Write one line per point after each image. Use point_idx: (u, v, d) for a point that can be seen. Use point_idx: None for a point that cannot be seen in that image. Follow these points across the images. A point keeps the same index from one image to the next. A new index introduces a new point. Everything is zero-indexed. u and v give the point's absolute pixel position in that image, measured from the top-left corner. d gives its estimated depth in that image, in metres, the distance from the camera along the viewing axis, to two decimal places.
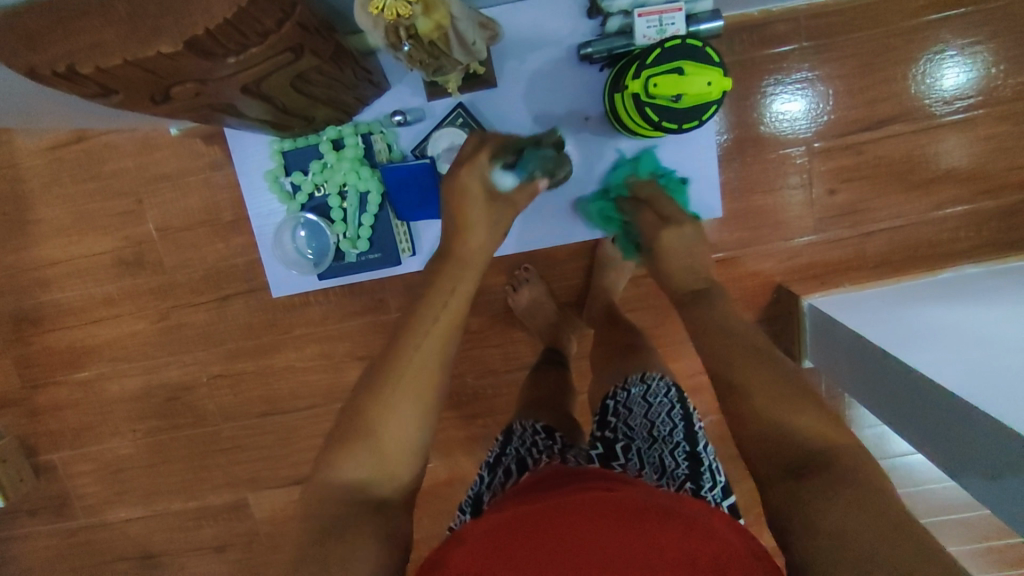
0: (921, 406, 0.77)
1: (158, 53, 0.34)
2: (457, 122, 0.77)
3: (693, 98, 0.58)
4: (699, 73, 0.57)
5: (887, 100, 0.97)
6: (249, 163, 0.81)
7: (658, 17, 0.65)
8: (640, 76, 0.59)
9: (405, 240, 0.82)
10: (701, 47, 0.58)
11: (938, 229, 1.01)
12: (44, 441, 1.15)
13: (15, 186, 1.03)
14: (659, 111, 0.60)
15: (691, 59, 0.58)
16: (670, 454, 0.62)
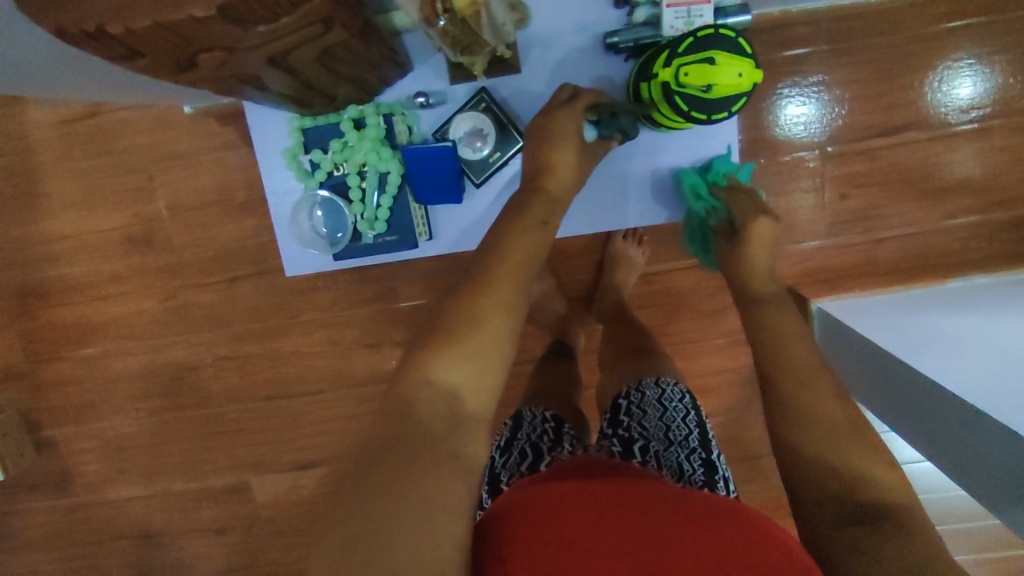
0: (930, 412, 0.77)
1: (191, 18, 0.30)
2: (479, 107, 0.76)
3: (725, 89, 0.57)
4: (732, 63, 0.56)
5: (902, 106, 0.96)
6: (268, 139, 0.80)
7: (687, 9, 0.64)
8: (671, 64, 0.58)
9: (422, 224, 0.82)
10: (734, 37, 0.57)
11: (949, 238, 1.00)
12: (46, 416, 1.14)
13: (27, 160, 1.02)
14: (689, 101, 0.59)
15: (723, 48, 0.57)
16: (684, 457, 0.61)
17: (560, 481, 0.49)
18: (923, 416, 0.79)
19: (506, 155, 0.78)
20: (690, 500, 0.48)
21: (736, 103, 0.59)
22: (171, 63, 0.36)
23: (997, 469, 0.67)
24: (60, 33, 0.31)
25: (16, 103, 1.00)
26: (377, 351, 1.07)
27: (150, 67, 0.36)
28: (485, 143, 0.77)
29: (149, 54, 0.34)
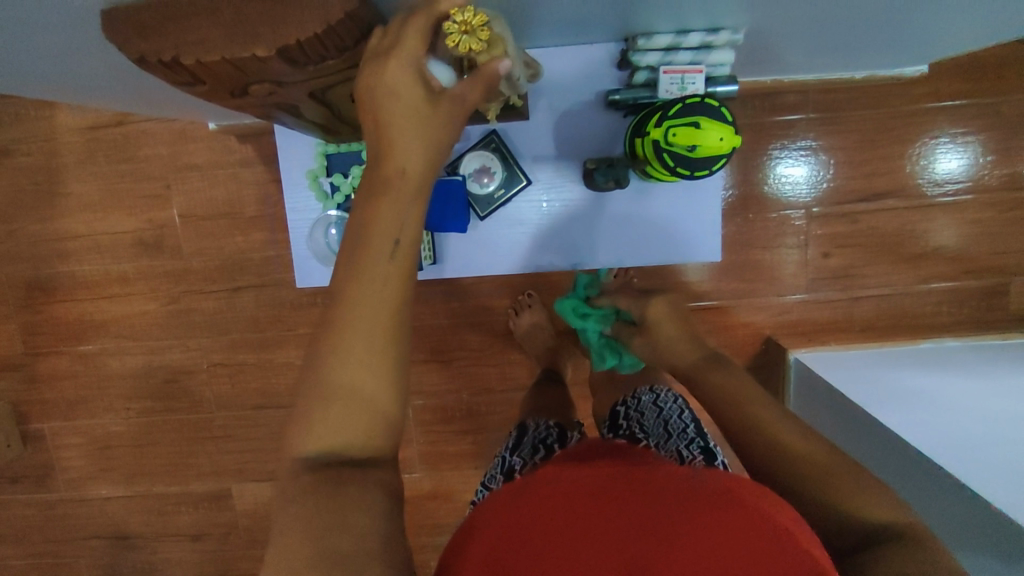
0: (903, 469, 0.80)
1: (254, 55, 0.35)
2: (489, 147, 0.82)
3: (707, 152, 0.59)
4: (714, 128, 0.57)
5: (882, 175, 1.03)
6: (292, 160, 0.85)
7: (681, 76, 0.61)
8: (661, 125, 0.60)
9: (428, 248, 0.86)
10: (718, 107, 0.59)
11: (921, 302, 1.06)
12: (37, 409, 1.16)
13: (51, 160, 1.07)
14: (675, 158, 0.61)
15: (709, 115, 0.58)
16: (685, 443, 0.65)
17: (542, 483, 0.47)
18: (895, 469, 0.81)
19: (508, 192, 0.84)
20: (683, 491, 0.42)
21: (717, 164, 0.60)
22: (226, 90, 0.41)
23: (974, 525, 0.71)
24: (139, 58, 0.36)
25: (47, 106, 1.05)
26: None
27: (207, 93, 0.41)
28: (491, 180, 0.83)
29: (209, 82, 0.39)
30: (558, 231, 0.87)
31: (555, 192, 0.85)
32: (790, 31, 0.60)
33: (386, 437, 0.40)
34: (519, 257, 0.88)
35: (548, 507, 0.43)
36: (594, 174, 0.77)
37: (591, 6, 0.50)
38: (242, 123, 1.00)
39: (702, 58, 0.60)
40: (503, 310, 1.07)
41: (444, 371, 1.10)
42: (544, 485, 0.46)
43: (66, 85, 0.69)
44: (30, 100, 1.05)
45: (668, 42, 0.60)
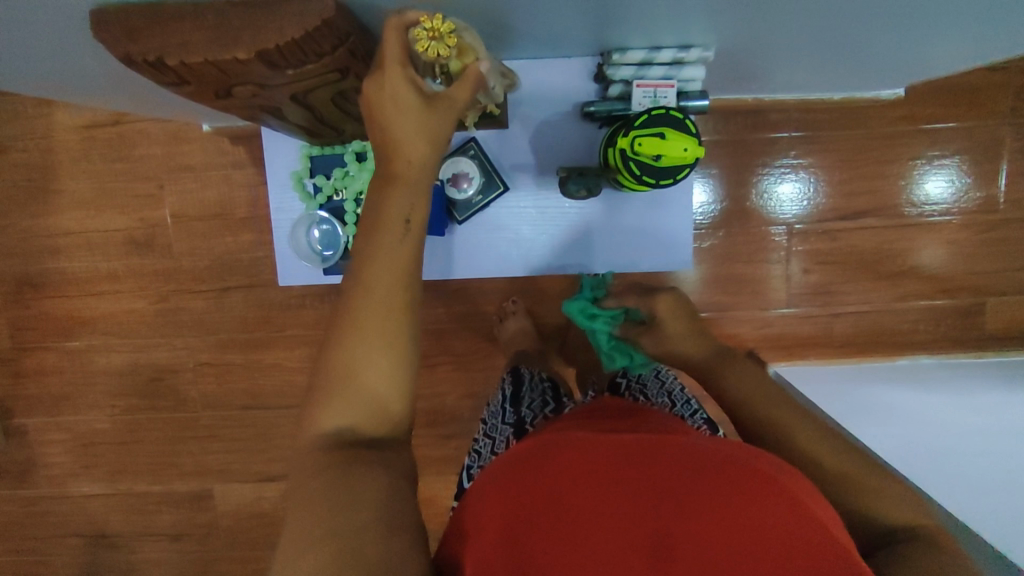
0: None
1: (235, 58, 0.37)
2: (469, 154, 0.83)
3: (671, 161, 0.61)
4: (678, 138, 0.59)
5: (861, 195, 1.05)
6: (277, 161, 0.87)
7: (654, 90, 0.63)
8: (627, 134, 0.62)
9: None
10: (682, 118, 0.61)
11: (899, 319, 1.08)
12: (22, 404, 1.17)
13: (46, 157, 1.08)
14: (641, 167, 0.62)
15: (673, 126, 0.60)
16: (689, 413, 0.74)
17: (568, 437, 0.45)
18: None
19: (488, 198, 0.85)
20: (706, 460, 0.40)
21: (681, 174, 0.62)
22: (209, 91, 0.42)
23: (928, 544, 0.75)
24: (126, 58, 0.38)
25: (44, 104, 1.06)
26: None
27: (192, 93, 0.42)
28: (469, 185, 0.84)
29: (194, 82, 0.40)
30: (536, 237, 0.88)
31: (534, 201, 0.87)
32: (766, 51, 0.62)
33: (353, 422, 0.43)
34: (495, 261, 0.89)
35: (563, 471, 0.41)
36: (566, 183, 0.77)
37: (572, 21, 0.52)
38: (236, 125, 1.02)
39: (675, 73, 0.62)
40: (490, 316, 1.08)
41: (430, 376, 1.11)
42: (572, 442, 0.44)
43: (59, 82, 0.71)
44: (27, 98, 1.07)
45: (641, 57, 0.62)
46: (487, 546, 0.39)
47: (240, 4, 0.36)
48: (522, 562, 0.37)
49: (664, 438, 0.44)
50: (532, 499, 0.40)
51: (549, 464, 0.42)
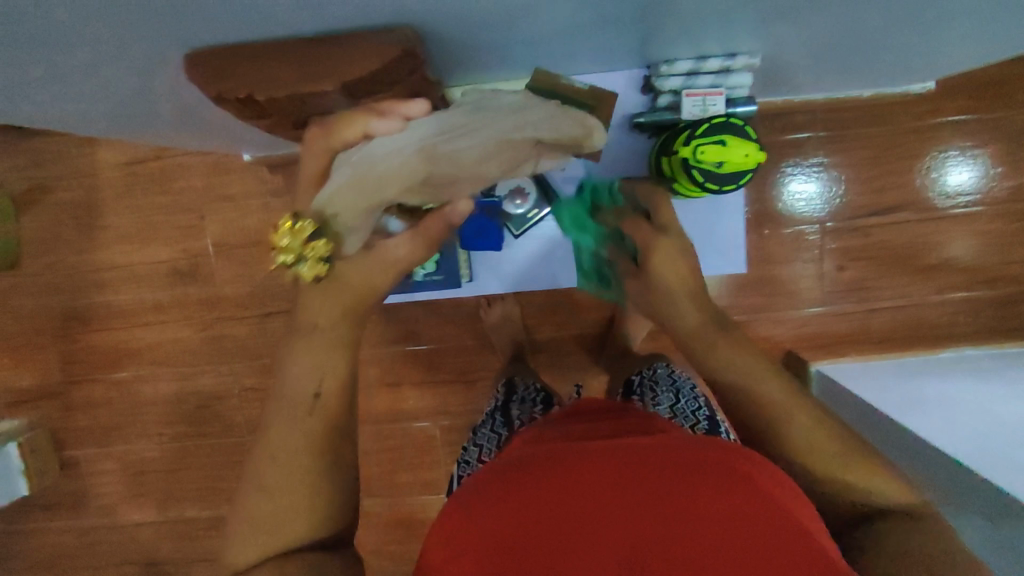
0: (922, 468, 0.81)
1: (320, 90, 0.39)
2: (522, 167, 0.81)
3: (734, 167, 0.62)
4: (741, 144, 0.61)
5: (893, 189, 1.05)
6: None
7: (702, 98, 0.64)
8: (689, 143, 0.62)
9: (465, 266, 0.90)
10: (742, 125, 0.62)
11: (938, 312, 1.07)
12: (72, 436, 1.19)
13: (91, 194, 1.12)
14: (704, 175, 0.63)
15: (732, 133, 0.62)
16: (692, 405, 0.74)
17: (552, 450, 0.47)
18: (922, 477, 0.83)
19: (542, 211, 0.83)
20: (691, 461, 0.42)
21: (743, 179, 0.63)
22: (284, 119, 0.44)
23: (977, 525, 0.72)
24: (216, 96, 0.40)
25: (87, 144, 1.10)
26: (395, 392, 1.13)
27: (270, 122, 0.44)
28: (524, 202, 0.82)
29: (275, 114, 0.42)
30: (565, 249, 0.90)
31: None
32: (807, 55, 0.63)
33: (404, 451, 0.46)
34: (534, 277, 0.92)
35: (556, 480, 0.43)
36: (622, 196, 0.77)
37: (618, 37, 0.54)
38: (273, 154, 1.04)
39: (722, 81, 0.63)
40: (527, 329, 1.09)
41: (469, 391, 1.12)
42: (564, 453, 0.46)
43: (117, 121, 0.73)
44: (72, 139, 1.10)
45: (689, 66, 0.63)
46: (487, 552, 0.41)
47: (322, 39, 0.38)
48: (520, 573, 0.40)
49: (672, 444, 0.45)
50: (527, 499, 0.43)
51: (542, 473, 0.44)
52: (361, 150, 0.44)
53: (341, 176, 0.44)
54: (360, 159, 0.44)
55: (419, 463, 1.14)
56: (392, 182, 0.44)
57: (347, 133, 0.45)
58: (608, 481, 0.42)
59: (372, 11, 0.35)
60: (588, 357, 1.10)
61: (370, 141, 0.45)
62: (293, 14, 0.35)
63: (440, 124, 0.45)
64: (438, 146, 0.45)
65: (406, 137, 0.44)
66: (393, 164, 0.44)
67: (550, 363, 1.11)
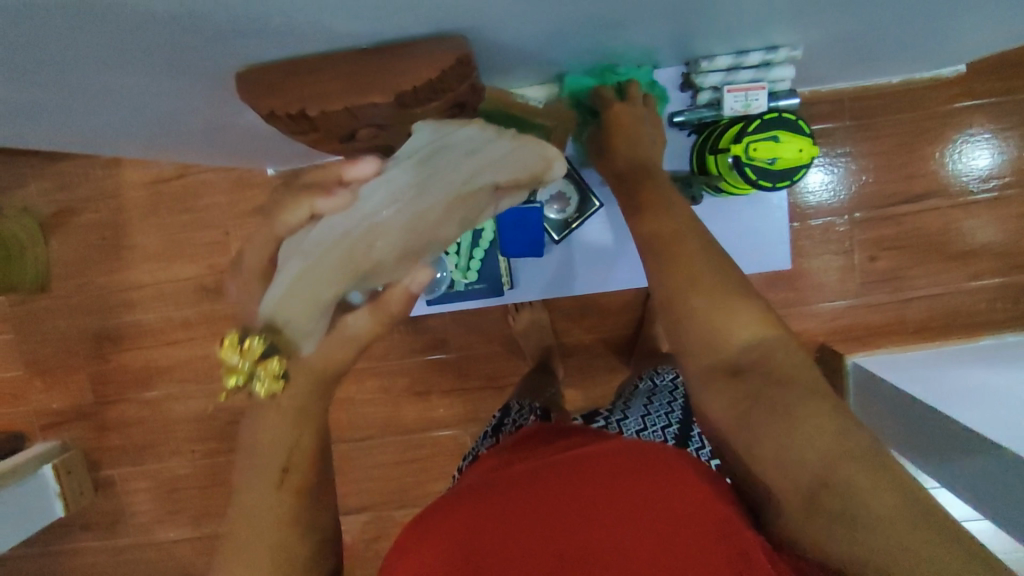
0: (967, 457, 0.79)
1: (372, 103, 0.38)
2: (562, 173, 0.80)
3: (787, 163, 0.63)
4: (794, 140, 0.62)
5: (925, 175, 1.03)
6: None
7: (744, 94, 0.63)
8: (741, 140, 0.63)
9: (507, 274, 0.88)
10: (796, 120, 0.63)
11: (974, 298, 1.06)
12: (106, 456, 1.20)
13: (117, 215, 1.13)
14: (757, 172, 0.63)
15: (785, 127, 0.63)
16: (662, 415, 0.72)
17: (544, 465, 0.53)
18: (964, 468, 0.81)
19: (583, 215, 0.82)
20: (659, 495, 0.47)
21: (797, 174, 0.64)
22: (335, 137, 0.43)
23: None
24: (268, 113, 0.39)
25: (112, 165, 1.11)
26: (425, 400, 1.13)
27: (320, 141, 0.44)
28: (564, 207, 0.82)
29: (323, 131, 0.42)
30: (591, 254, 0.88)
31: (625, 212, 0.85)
32: (846, 45, 0.62)
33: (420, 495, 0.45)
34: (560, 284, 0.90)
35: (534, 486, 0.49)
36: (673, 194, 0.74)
37: (657, 34, 0.53)
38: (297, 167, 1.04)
39: (763, 74, 0.62)
40: (556, 332, 1.08)
41: (500, 397, 1.11)
42: (552, 468, 0.52)
43: (148, 143, 0.74)
44: (97, 162, 1.11)
45: (729, 61, 0.62)
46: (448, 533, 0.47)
47: (376, 52, 0.38)
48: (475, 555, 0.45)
49: (651, 475, 0.49)
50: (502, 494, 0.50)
51: (526, 481, 0.50)
52: (304, 238, 0.40)
53: (292, 269, 0.40)
54: (309, 250, 0.40)
55: (451, 471, 1.14)
56: (356, 265, 0.41)
57: (291, 216, 0.39)
58: (579, 489, 0.48)
59: (430, 14, 0.35)
60: (618, 358, 1.09)
61: (318, 224, 0.40)
62: (351, 20, 0.35)
63: (390, 191, 0.40)
64: (391, 219, 0.41)
65: (353, 215, 0.40)
66: (344, 249, 0.41)
67: (580, 366, 1.10)
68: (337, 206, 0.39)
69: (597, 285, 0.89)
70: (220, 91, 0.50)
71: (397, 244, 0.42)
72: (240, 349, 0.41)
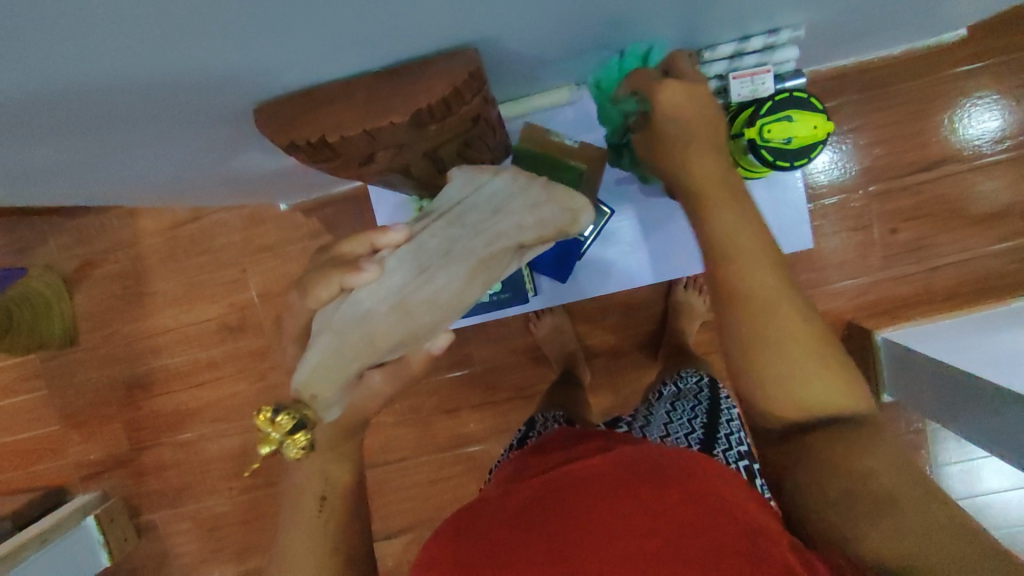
0: (1002, 419, 0.77)
1: (390, 123, 0.39)
2: None
3: (802, 141, 0.63)
4: (809, 118, 0.62)
5: (937, 143, 1.02)
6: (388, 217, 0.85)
7: (751, 79, 0.63)
8: (754, 124, 0.63)
9: (529, 283, 0.87)
10: (808, 97, 0.62)
11: (1002, 261, 1.04)
12: (146, 501, 1.20)
13: (138, 263, 1.15)
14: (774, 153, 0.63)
15: (798, 106, 0.62)
16: (684, 419, 0.69)
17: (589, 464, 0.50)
18: (996, 433, 0.79)
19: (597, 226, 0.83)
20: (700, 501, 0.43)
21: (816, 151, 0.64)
22: (353, 163, 0.44)
23: None
24: (288, 144, 0.40)
25: (129, 216, 1.13)
26: (455, 417, 1.13)
27: (338, 168, 0.44)
28: None
29: (343, 156, 0.42)
30: (608, 244, 0.87)
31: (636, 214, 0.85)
32: (847, 19, 0.62)
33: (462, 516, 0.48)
34: (585, 283, 0.89)
35: (578, 481, 0.47)
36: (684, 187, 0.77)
37: (657, 29, 0.54)
38: (308, 198, 1.06)
39: (767, 58, 0.62)
40: (579, 336, 1.08)
41: (530, 406, 1.11)
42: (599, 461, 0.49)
43: (164, 190, 0.75)
44: (113, 213, 1.14)
45: (732, 49, 0.62)
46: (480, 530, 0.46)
47: (388, 73, 0.39)
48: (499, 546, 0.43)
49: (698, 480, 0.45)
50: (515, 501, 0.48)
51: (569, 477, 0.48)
52: (337, 309, 0.45)
53: (320, 348, 0.45)
54: (338, 321, 0.45)
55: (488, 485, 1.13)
56: (382, 343, 0.46)
57: (325, 291, 0.45)
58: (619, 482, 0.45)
59: (441, 29, 0.36)
60: (645, 356, 1.08)
61: (347, 299, 0.45)
62: (364, 45, 0.35)
63: (415, 265, 0.46)
64: (417, 291, 0.46)
65: (382, 290, 0.45)
66: (376, 321, 0.45)
67: (607, 368, 1.09)
68: (369, 280, 0.44)
69: (615, 287, 0.89)
70: (236, 132, 0.52)
71: (424, 308, 0.46)
72: (274, 424, 0.42)
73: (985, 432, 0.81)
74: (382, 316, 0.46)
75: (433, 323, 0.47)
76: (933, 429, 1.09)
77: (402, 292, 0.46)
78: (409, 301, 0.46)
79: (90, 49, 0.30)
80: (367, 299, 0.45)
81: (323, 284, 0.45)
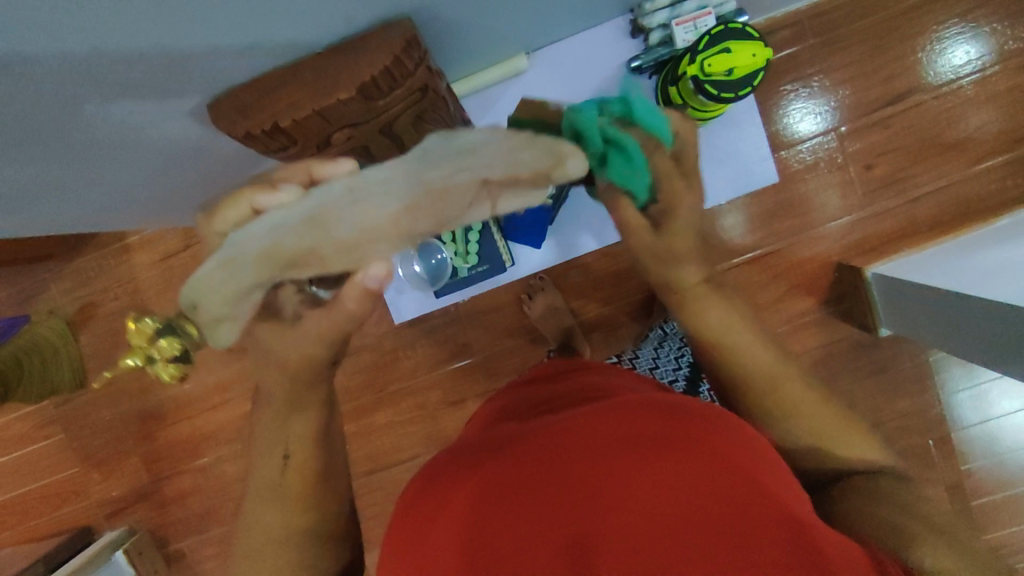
0: (995, 332, 0.77)
1: (338, 100, 0.41)
2: None
3: (743, 70, 0.65)
4: (745, 47, 0.64)
5: (902, 74, 1.03)
6: None
7: (693, 23, 0.68)
8: (695, 60, 0.65)
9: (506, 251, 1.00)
10: (742, 27, 0.65)
11: (982, 184, 1.04)
12: (172, 530, 1.22)
13: (135, 298, 1.17)
14: (716, 87, 0.65)
15: (732, 38, 0.64)
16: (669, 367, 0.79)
17: (605, 421, 0.46)
18: (999, 350, 0.78)
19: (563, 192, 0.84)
20: (716, 499, 0.42)
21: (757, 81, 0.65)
22: (311, 145, 0.46)
23: None
24: (246, 134, 0.43)
25: (122, 252, 1.15)
26: (463, 407, 1.14)
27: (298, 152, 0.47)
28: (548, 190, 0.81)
29: (301, 139, 0.45)
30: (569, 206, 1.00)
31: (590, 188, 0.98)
32: None
33: (455, 483, 0.47)
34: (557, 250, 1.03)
35: (587, 448, 0.44)
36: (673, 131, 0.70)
37: None
38: None
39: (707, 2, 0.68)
40: (573, 312, 1.09)
41: None
42: (617, 424, 0.46)
43: (149, 214, 0.77)
44: (107, 252, 1.16)
45: None
46: (477, 487, 0.45)
47: (329, 53, 0.40)
48: (495, 521, 0.43)
49: (721, 467, 0.43)
50: (515, 457, 0.46)
51: (577, 442, 0.45)
52: (244, 228, 0.40)
53: (214, 266, 0.40)
54: (239, 239, 0.40)
55: None
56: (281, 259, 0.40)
57: (233, 214, 0.41)
58: (632, 463, 0.43)
59: (372, 8, 0.38)
60: (640, 323, 1.09)
61: (261, 217, 0.40)
62: (300, 32, 0.37)
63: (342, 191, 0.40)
64: (335, 214, 0.39)
65: (299, 208, 0.40)
66: (279, 239, 0.39)
67: (605, 340, 1.10)
68: (281, 200, 0.40)
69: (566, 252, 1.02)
70: (206, 139, 0.53)
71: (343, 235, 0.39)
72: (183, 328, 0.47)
73: (985, 349, 0.81)
74: (293, 229, 0.39)
75: (355, 250, 0.40)
76: (936, 359, 1.09)
77: (321, 207, 0.39)
78: (324, 219, 0.39)
79: (48, 61, 0.31)
80: (279, 217, 0.40)
81: (232, 208, 0.41)
